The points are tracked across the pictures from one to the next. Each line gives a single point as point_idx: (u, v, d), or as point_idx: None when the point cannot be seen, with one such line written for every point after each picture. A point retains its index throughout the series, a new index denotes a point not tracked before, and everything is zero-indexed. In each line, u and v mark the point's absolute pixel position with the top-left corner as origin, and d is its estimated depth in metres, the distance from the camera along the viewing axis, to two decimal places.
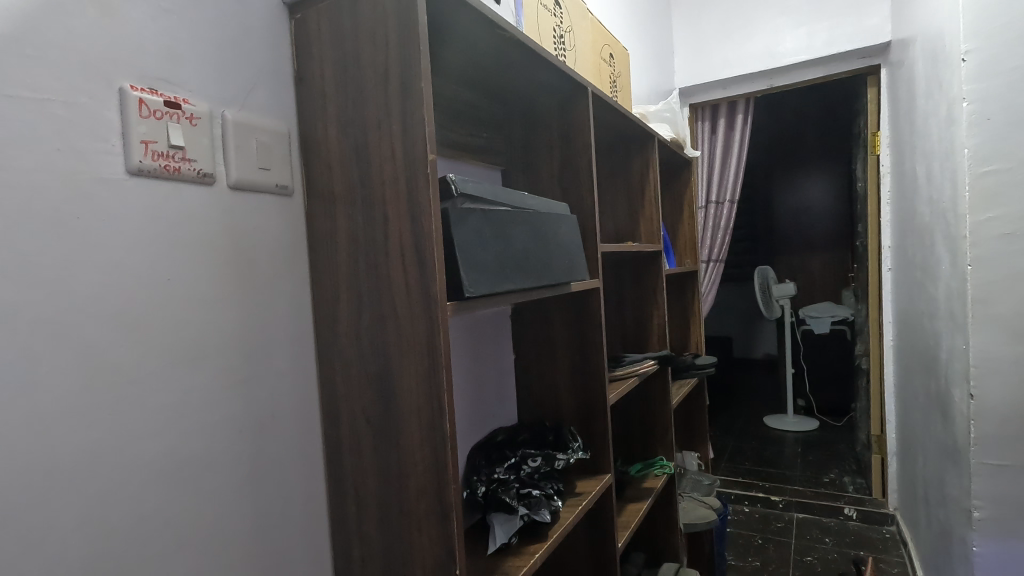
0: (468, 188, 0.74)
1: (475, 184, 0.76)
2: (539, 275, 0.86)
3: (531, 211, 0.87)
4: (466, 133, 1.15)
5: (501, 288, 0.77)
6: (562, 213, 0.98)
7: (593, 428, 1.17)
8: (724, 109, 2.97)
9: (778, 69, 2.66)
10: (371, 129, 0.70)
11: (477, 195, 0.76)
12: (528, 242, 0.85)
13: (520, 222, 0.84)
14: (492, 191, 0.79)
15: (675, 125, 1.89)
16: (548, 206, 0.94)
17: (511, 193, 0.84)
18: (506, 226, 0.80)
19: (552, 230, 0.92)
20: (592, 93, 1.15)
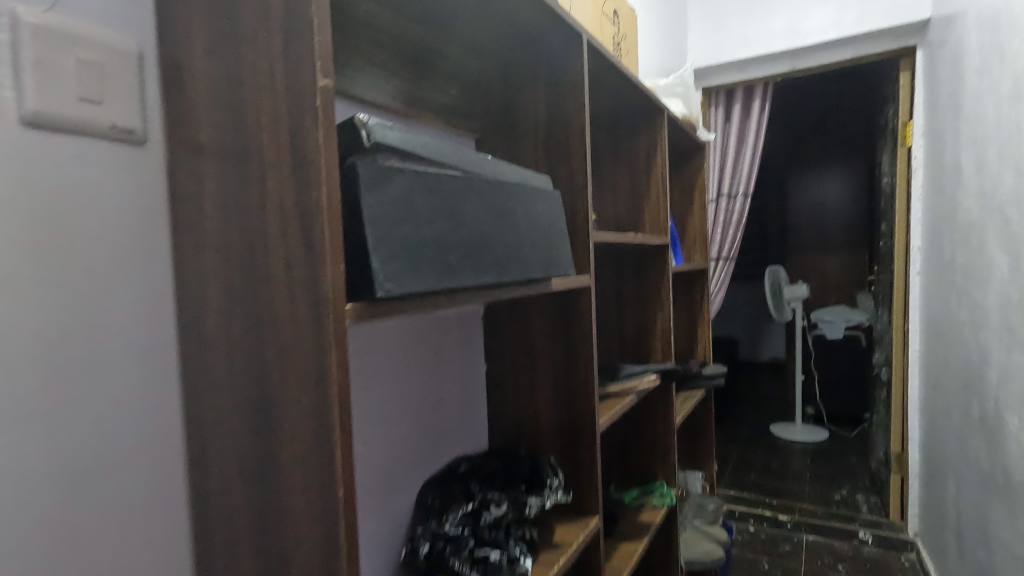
0: (389, 136, 0.51)
1: (402, 132, 0.53)
2: (500, 267, 0.63)
3: (491, 179, 0.64)
4: (429, 87, 0.92)
5: (441, 284, 0.54)
6: (543, 188, 0.75)
7: (577, 459, 0.94)
8: (740, 94, 2.71)
9: (801, 50, 2.39)
10: (244, 44, 0.47)
11: (405, 148, 0.53)
12: (486, 219, 0.61)
13: (475, 192, 0.60)
14: (430, 146, 0.56)
15: (688, 101, 1.64)
16: (522, 177, 0.71)
17: (461, 153, 0.61)
18: (451, 195, 0.57)
19: (523, 208, 0.69)
20: (589, 43, 0.92)
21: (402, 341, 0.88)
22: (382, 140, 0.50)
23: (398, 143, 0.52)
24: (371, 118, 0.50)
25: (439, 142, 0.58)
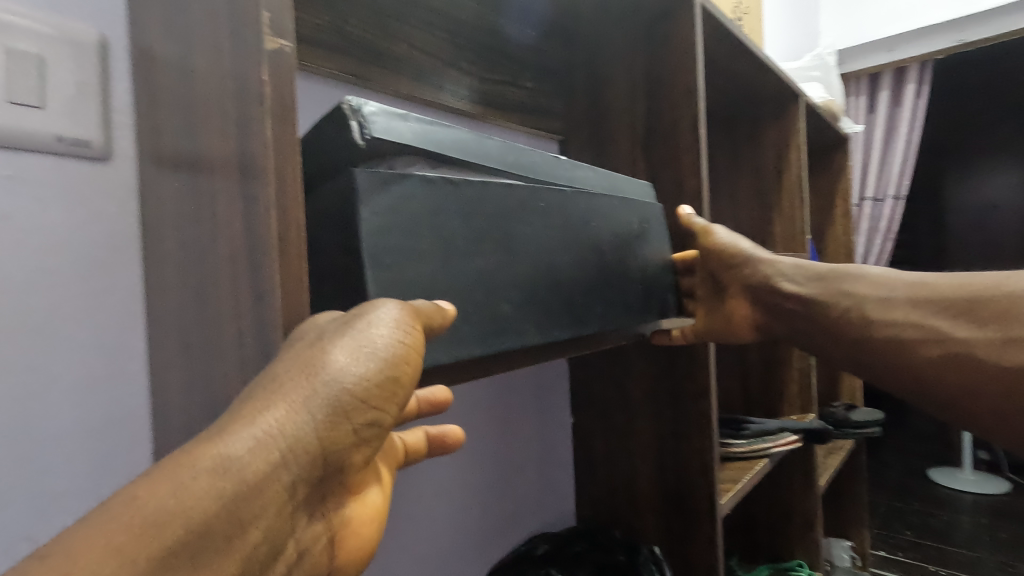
0: (399, 130, 0.33)
1: (421, 124, 0.35)
2: (573, 307, 0.44)
3: (559, 186, 0.45)
4: (499, 81, 0.75)
5: (482, 344, 0.36)
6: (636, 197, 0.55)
7: (689, 549, 0.72)
8: (888, 77, 2.27)
9: (971, 17, 1.89)
10: (195, 11, 0.33)
11: (426, 148, 0.35)
12: (552, 242, 0.43)
13: (535, 208, 0.42)
14: (464, 141, 0.38)
15: (828, 86, 1.34)
16: (605, 181, 0.52)
17: (512, 150, 0.42)
18: (499, 213, 0.39)
19: (608, 224, 0.49)
20: (702, 6, 0.69)
21: (463, 391, 0.73)
22: (388, 135, 0.33)
23: (413, 141, 0.34)
24: (372, 103, 0.32)
25: (480, 137, 0.40)
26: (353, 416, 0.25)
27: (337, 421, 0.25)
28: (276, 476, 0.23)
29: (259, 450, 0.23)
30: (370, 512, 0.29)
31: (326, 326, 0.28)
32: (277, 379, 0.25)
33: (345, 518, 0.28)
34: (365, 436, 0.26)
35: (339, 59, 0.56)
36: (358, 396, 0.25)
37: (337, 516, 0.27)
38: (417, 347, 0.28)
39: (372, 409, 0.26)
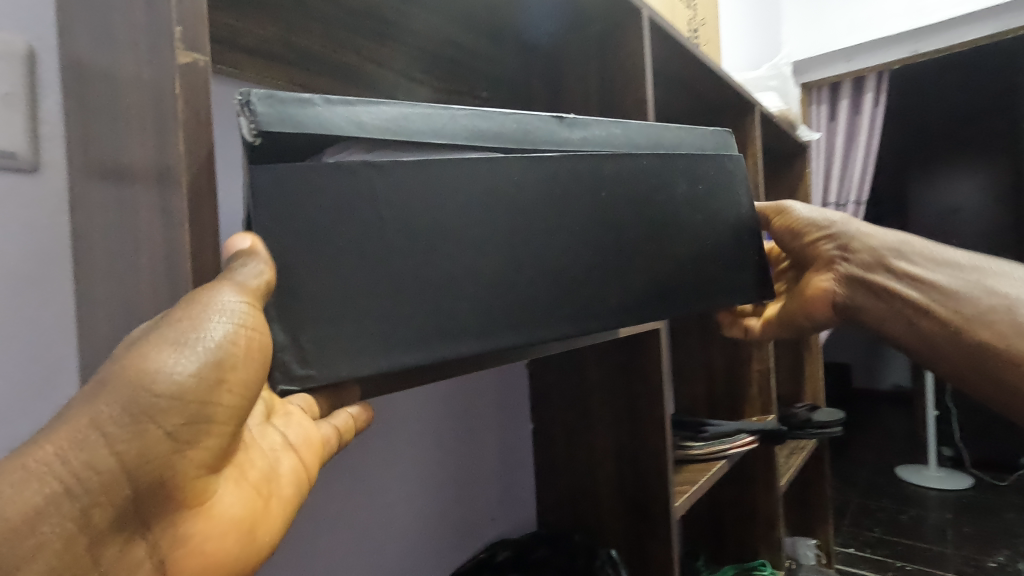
0: (297, 119, 0.33)
1: (335, 107, 0.34)
2: (539, 293, 0.41)
3: (531, 151, 0.42)
4: (455, 90, 0.75)
5: (404, 340, 0.36)
6: (658, 150, 0.49)
7: (646, 551, 0.73)
8: (847, 87, 2.34)
9: (924, 30, 1.96)
10: (115, 20, 0.33)
11: (341, 134, 0.35)
12: (510, 218, 0.40)
13: (487, 182, 0.39)
14: (400, 118, 0.37)
15: (786, 96, 1.38)
16: (614, 136, 0.47)
17: (472, 117, 0.40)
18: (433, 196, 0.37)
19: (600, 187, 0.44)
20: (651, 18, 0.70)
21: (421, 398, 0.72)
22: (280, 125, 0.32)
23: (319, 129, 0.33)
24: (268, 91, 0.32)
25: (426, 108, 0.38)
26: (157, 417, 0.25)
27: (137, 428, 0.24)
28: (63, 490, 0.23)
29: (43, 469, 0.23)
30: (227, 523, 0.27)
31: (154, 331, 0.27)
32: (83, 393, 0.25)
33: (199, 528, 0.26)
34: (185, 437, 0.25)
35: (284, 69, 0.56)
36: (164, 391, 0.25)
37: (180, 531, 0.26)
38: (241, 333, 0.28)
39: (181, 404, 0.25)
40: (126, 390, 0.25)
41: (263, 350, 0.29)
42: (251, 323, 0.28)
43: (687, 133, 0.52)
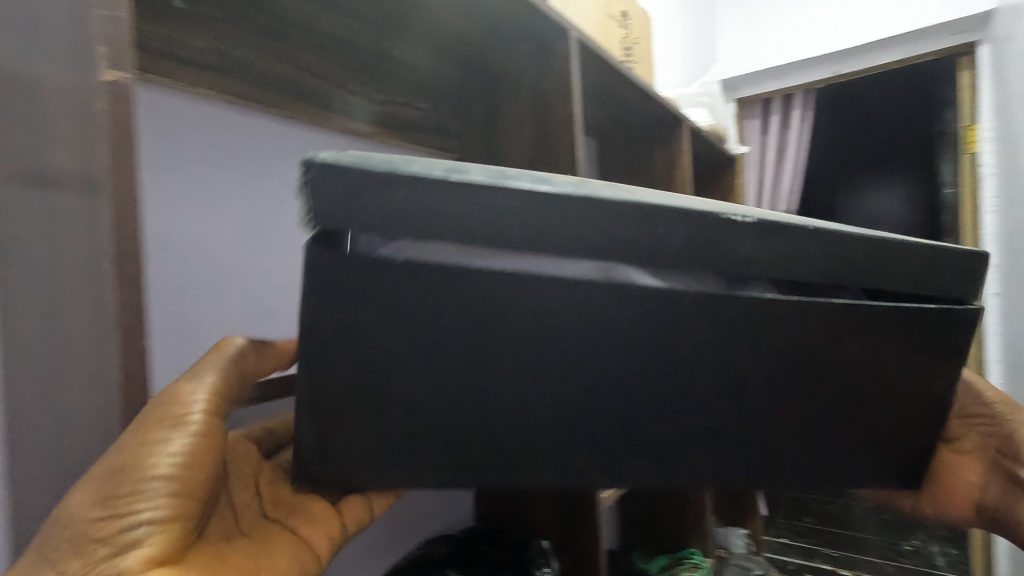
0: (354, 214, 0.28)
1: (428, 191, 0.29)
2: (588, 435, 0.36)
3: (663, 259, 0.33)
4: (395, 100, 0.76)
5: (423, 462, 0.35)
6: (852, 273, 0.37)
7: (578, 541, 0.77)
8: (778, 104, 2.49)
9: (843, 53, 2.11)
10: (45, 36, 0.34)
11: (419, 236, 0.29)
12: (581, 359, 0.34)
13: (562, 313, 0.32)
14: (506, 206, 0.30)
15: (714, 111, 1.47)
16: (800, 252, 0.36)
17: (610, 213, 0.31)
18: (488, 316, 0.32)
19: (723, 325, 0.35)
20: (578, 40, 0.75)
21: None
22: (344, 211, 0.28)
23: (370, 223, 0.28)
24: (351, 164, 0.28)
25: (555, 196, 0.30)
26: (97, 534, 0.33)
27: (80, 551, 0.33)
28: None
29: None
30: None
31: None
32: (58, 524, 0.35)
33: None
34: (118, 544, 0.34)
35: (227, 82, 0.57)
36: (95, 513, 0.34)
37: None
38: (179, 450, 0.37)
39: (108, 519, 0.34)
40: (67, 526, 0.34)
41: (200, 463, 0.38)
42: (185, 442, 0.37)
43: (914, 255, 0.38)
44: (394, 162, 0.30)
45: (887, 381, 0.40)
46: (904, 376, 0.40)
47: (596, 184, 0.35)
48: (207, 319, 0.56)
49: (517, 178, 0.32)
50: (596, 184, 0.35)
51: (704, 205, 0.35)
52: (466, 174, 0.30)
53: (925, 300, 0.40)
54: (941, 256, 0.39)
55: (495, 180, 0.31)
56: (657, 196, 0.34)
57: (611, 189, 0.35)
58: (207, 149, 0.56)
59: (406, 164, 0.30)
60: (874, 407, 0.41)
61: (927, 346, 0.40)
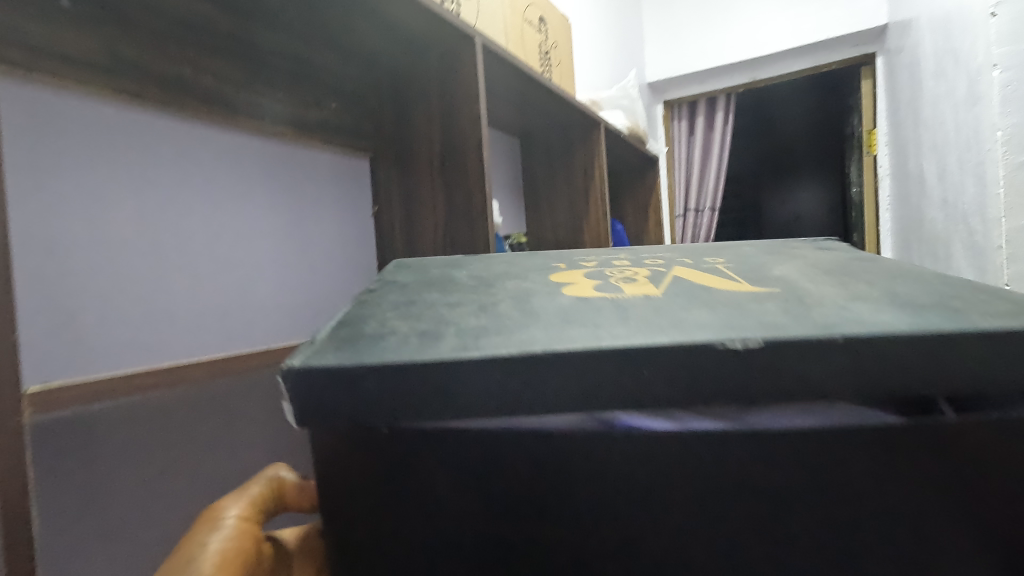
0: (336, 395, 0.25)
1: (395, 379, 0.25)
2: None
3: (700, 402, 0.25)
4: (305, 101, 0.77)
5: None
6: (976, 382, 0.24)
7: None
8: (702, 106, 2.62)
9: (759, 61, 2.25)
10: None
11: (397, 421, 0.25)
12: (681, 523, 0.25)
13: (602, 460, 0.25)
14: (485, 382, 0.25)
15: (633, 114, 1.54)
16: (900, 362, 0.24)
17: (610, 370, 0.25)
18: (504, 469, 0.25)
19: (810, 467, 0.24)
20: (484, 46, 0.79)
21: None
22: (318, 412, 0.25)
23: (362, 398, 0.25)
24: (317, 368, 0.25)
25: (536, 362, 0.25)
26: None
27: None
28: None
29: None
30: None
31: None
32: None
33: None
34: None
35: (118, 83, 0.55)
36: None
37: None
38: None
39: None
40: None
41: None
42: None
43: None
44: (371, 343, 0.27)
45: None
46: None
47: (607, 312, 0.30)
48: (109, 319, 0.54)
49: (504, 330, 0.28)
50: (615, 312, 0.30)
51: (755, 320, 0.27)
52: (443, 343, 0.27)
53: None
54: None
55: (475, 342, 0.27)
56: (685, 321, 0.28)
57: (629, 315, 0.29)
58: (100, 147, 0.55)
59: (382, 348, 0.27)
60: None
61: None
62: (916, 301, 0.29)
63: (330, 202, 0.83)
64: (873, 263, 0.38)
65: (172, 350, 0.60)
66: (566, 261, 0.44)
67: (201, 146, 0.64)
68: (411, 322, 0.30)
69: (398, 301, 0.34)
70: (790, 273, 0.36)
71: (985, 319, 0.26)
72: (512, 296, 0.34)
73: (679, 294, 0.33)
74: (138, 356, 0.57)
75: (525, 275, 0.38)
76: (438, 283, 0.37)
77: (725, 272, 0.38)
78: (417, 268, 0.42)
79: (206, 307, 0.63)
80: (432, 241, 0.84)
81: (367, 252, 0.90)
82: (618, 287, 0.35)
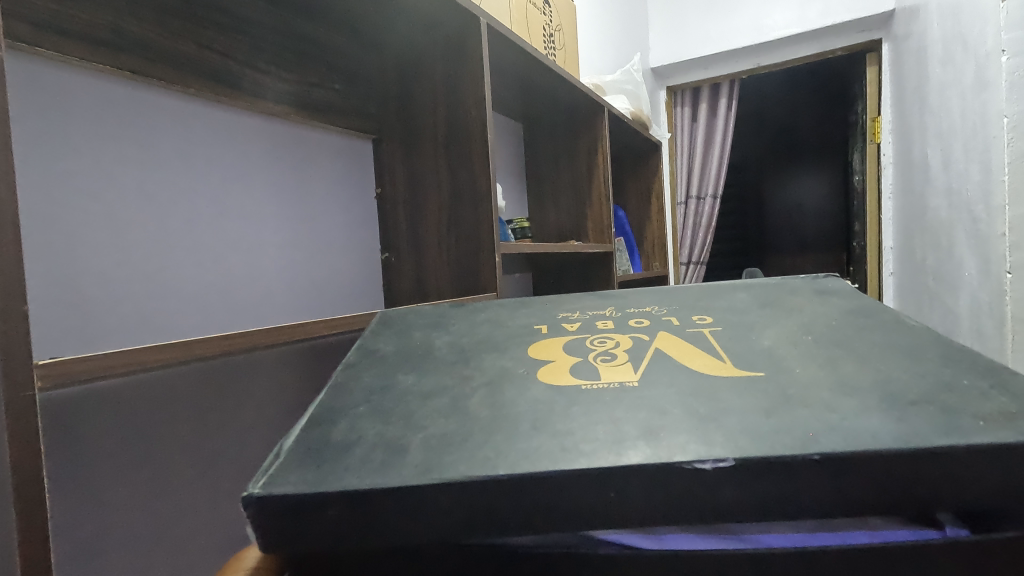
0: (306, 507, 0.28)
1: (362, 504, 0.28)
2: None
3: (634, 519, 0.28)
4: (308, 81, 0.76)
5: None
6: (883, 500, 0.27)
7: None
8: (706, 92, 2.60)
9: (764, 46, 2.23)
10: None
11: (365, 536, 0.28)
12: None
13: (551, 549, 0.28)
14: (443, 505, 0.28)
15: (637, 98, 1.53)
16: (810, 487, 0.27)
17: (549, 496, 0.27)
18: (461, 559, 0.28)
19: (749, 558, 0.27)
20: (489, 26, 0.78)
21: None
22: (288, 541, 0.28)
23: (327, 508, 0.28)
24: (285, 494, 0.28)
25: (487, 483, 0.27)
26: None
27: None
28: None
29: None
30: None
31: None
32: None
33: None
34: None
35: (114, 55, 0.54)
36: None
37: None
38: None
39: None
40: None
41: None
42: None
43: (984, 464, 0.27)
44: (342, 456, 0.30)
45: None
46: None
47: (570, 410, 0.33)
48: (115, 296, 0.54)
49: (467, 440, 0.31)
50: (571, 413, 0.32)
51: (691, 430, 0.30)
52: (408, 459, 0.30)
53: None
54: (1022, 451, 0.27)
55: (436, 458, 0.29)
56: (631, 431, 0.30)
57: (583, 419, 0.32)
58: (105, 125, 0.54)
59: (348, 466, 0.30)
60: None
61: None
62: (858, 401, 0.31)
63: (333, 183, 0.82)
64: (840, 329, 0.40)
65: (176, 328, 0.60)
66: (549, 320, 0.47)
67: (206, 125, 0.64)
68: (383, 424, 0.33)
69: (376, 391, 0.37)
70: (760, 347, 0.38)
71: (913, 428, 0.28)
72: (486, 382, 0.36)
73: (648, 382, 0.35)
74: (143, 334, 0.57)
75: (505, 349, 0.41)
76: (419, 363, 0.40)
77: (698, 341, 0.41)
78: (403, 335, 0.46)
79: (210, 286, 0.64)
80: (436, 224, 0.83)
81: (372, 233, 0.89)
82: (589, 367, 0.38)
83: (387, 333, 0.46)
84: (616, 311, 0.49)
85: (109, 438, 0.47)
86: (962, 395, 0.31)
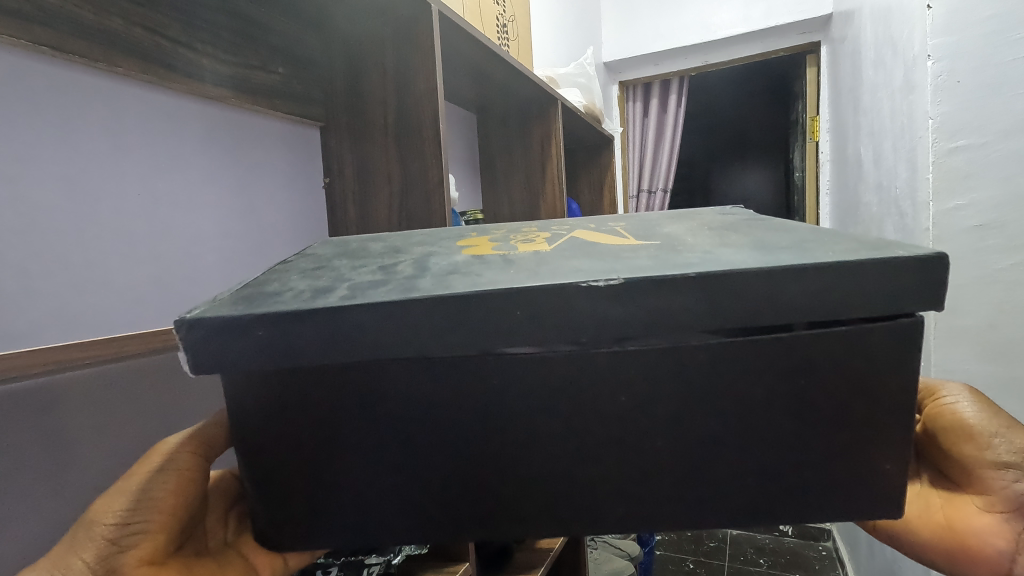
0: (219, 323, 0.30)
1: (287, 324, 0.30)
2: (506, 500, 0.32)
3: (532, 333, 0.30)
4: (249, 64, 0.73)
5: (371, 519, 0.33)
6: (757, 316, 0.29)
7: None
8: (656, 88, 2.65)
9: (712, 44, 2.29)
10: None
11: (287, 355, 0.30)
12: (508, 400, 0.31)
13: (449, 358, 0.30)
14: (361, 322, 0.29)
15: (590, 92, 1.55)
16: (686, 304, 0.29)
17: (452, 314, 0.29)
18: (371, 382, 0.31)
19: (667, 410, 0.31)
20: (439, 11, 0.76)
21: None
22: (216, 363, 0.30)
23: (246, 327, 0.30)
24: (212, 317, 0.30)
25: (394, 303, 0.29)
26: (110, 536, 0.37)
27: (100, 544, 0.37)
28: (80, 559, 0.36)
29: (85, 540, 0.37)
30: None
31: (144, 464, 0.41)
32: (99, 513, 0.38)
33: None
34: (126, 541, 0.37)
35: (28, 27, 0.49)
36: (116, 519, 0.38)
37: None
38: (170, 466, 0.41)
39: (130, 523, 0.38)
40: (95, 526, 0.38)
41: (183, 473, 0.41)
42: (168, 460, 0.41)
43: (836, 278, 0.29)
44: (269, 297, 0.32)
45: (844, 403, 0.30)
46: (873, 435, 0.31)
47: (486, 266, 0.34)
48: (35, 289, 0.50)
49: (387, 284, 0.32)
50: (485, 267, 0.34)
51: (584, 267, 0.31)
52: (330, 295, 0.31)
53: (873, 317, 0.29)
54: (870, 265, 0.29)
55: (359, 294, 0.31)
56: (534, 270, 0.32)
57: (491, 271, 0.33)
58: (23, 101, 0.50)
59: (276, 301, 0.31)
60: (844, 478, 0.31)
61: (884, 391, 0.30)
62: (738, 249, 0.33)
63: (281, 168, 0.80)
64: (737, 220, 0.42)
65: (102, 322, 0.56)
66: (480, 230, 0.48)
67: (134, 104, 0.60)
68: (310, 281, 0.34)
69: (306, 268, 0.38)
70: (663, 230, 0.40)
71: (779, 258, 0.30)
72: (411, 260, 0.37)
73: (559, 249, 0.37)
74: (65, 332, 0.53)
75: (433, 243, 0.42)
76: (351, 254, 0.41)
77: (611, 231, 0.42)
78: (341, 243, 0.46)
79: (140, 276, 0.60)
80: (387, 208, 0.81)
81: (320, 222, 0.87)
82: (510, 246, 0.39)
83: (326, 244, 0.47)
84: (542, 224, 0.51)
85: (53, 403, 0.45)
86: (823, 241, 0.33)
